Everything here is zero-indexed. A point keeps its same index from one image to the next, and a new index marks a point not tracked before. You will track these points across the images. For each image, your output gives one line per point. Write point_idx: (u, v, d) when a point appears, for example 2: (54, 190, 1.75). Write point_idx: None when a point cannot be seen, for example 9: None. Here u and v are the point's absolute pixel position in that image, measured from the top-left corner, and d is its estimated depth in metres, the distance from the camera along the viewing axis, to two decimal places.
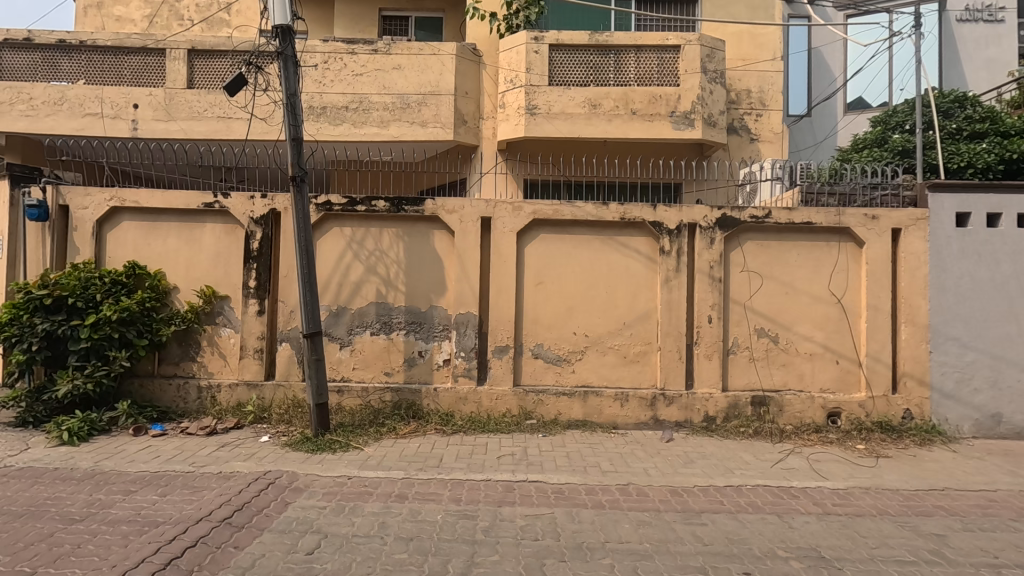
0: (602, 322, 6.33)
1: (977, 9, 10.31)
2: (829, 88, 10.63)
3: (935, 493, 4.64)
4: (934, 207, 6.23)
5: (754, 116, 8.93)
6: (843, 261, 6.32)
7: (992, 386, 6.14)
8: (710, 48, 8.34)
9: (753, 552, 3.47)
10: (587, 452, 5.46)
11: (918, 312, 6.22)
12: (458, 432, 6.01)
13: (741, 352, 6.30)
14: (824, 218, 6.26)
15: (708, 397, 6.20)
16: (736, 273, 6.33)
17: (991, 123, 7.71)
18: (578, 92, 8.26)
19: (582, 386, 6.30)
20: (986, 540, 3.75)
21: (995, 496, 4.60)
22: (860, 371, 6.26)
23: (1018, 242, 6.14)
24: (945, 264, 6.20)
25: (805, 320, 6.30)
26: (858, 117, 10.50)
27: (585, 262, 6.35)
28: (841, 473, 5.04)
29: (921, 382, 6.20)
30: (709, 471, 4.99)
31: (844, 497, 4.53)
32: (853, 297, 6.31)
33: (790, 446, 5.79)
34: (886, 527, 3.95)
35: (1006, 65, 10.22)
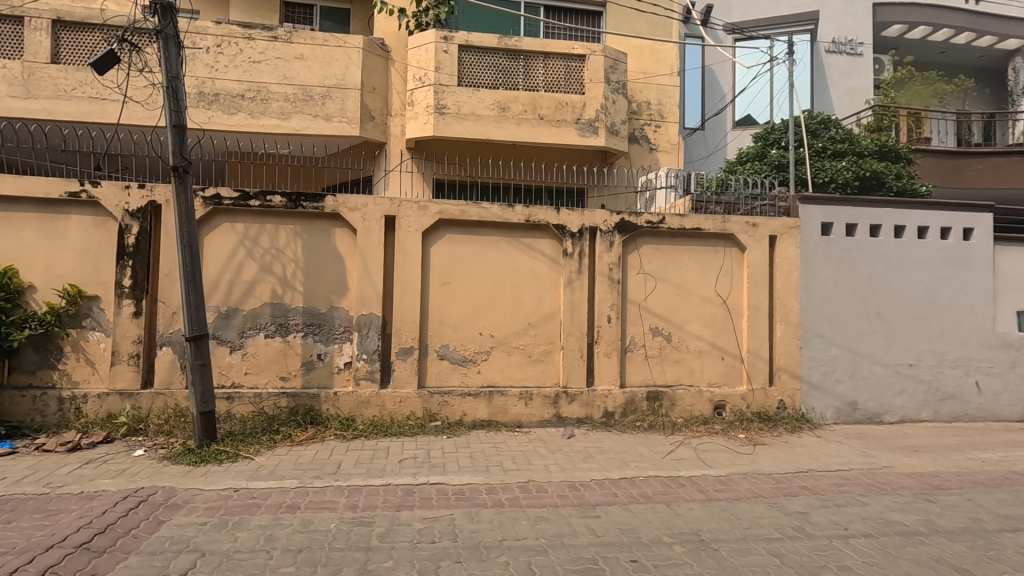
0: (507, 323, 6.41)
1: (841, 42, 11.56)
2: (720, 104, 11.49)
3: (801, 475, 5.15)
4: (804, 217, 6.92)
5: (653, 127, 9.44)
6: (728, 264, 6.85)
7: (850, 377, 6.92)
8: (613, 60, 8.71)
9: (641, 540, 3.65)
10: (491, 451, 5.49)
11: (791, 312, 6.87)
12: (359, 437, 5.82)
13: (637, 350, 6.63)
14: (711, 225, 6.76)
15: (608, 394, 6.47)
16: (634, 275, 6.66)
17: (850, 144, 8.66)
18: (487, 94, 8.32)
19: (488, 386, 6.34)
20: (840, 515, 4.21)
21: (849, 475, 5.18)
22: (742, 366, 6.81)
23: (869, 249, 6.99)
24: (813, 269, 6.90)
25: (695, 320, 6.76)
26: (743, 133, 11.36)
27: (490, 262, 6.39)
28: (723, 461, 5.46)
29: (793, 375, 6.84)
30: (606, 464, 5.21)
31: (725, 483, 4.91)
32: (736, 298, 6.86)
33: (680, 437, 6.18)
34: (759, 508, 4.32)
35: (865, 94, 11.55)
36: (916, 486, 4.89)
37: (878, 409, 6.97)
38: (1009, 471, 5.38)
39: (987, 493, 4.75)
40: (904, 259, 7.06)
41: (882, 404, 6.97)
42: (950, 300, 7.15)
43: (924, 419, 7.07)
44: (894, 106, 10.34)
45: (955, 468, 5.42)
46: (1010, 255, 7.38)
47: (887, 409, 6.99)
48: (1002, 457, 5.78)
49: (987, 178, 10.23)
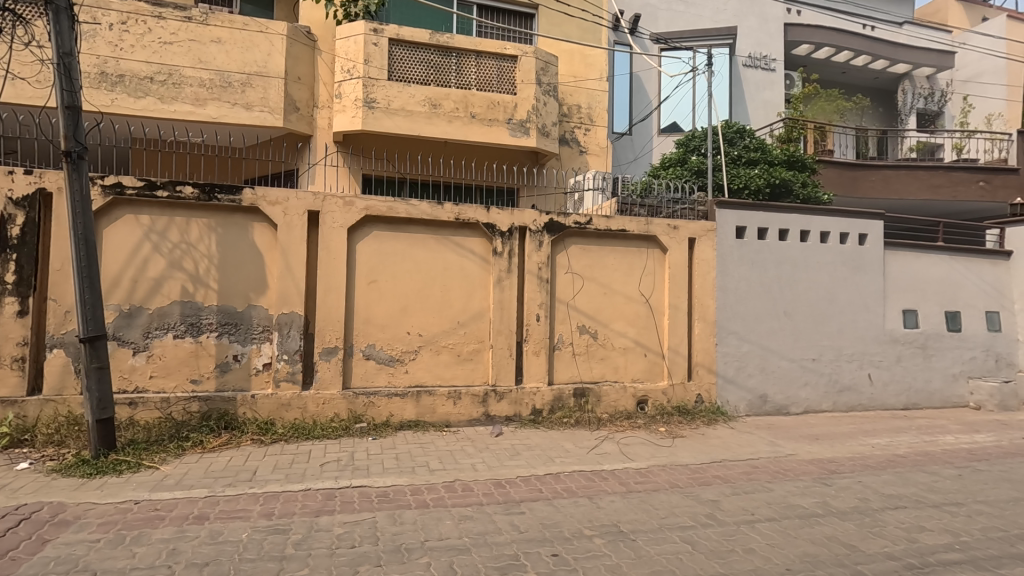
0: (435, 321, 6.34)
1: (757, 57, 12.31)
2: (646, 109, 11.93)
3: (715, 465, 5.44)
4: (720, 221, 7.31)
5: (583, 130, 9.66)
6: (651, 265, 7.12)
7: (760, 371, 7.38)
8: (544, 62, 8.82)
9: (562, 534, 3.72)
10: (417, 452, 5.42)
11: (708, 310, 7.24)
12: (278, 442, 5.56)
13: (565, 348, 6.76)
14: (635, 226, 7.01)
15: (536, 391, 6.55)
16: (561, 274, 6.78)
17: (762, 153, 9.21)
18: (418, 90, 8.20)
19: (416, 386, 6.25)
20: (747, 501, 4.48)
21: (757, 463, 5.53)
22: (663, 362, 7.11)
23: (777, 252, 7.49)
24: (728, 270, 7.31)
25: (620, 318, 6.98)
26: (667, 139, 11.97)
27: (419, 260, 6.30)
28: (644, 454, 5.67)
29: (709, 370, 7.21)
30: (532, 461, 5.28)
31: (644, 475, 5.10)
32: (658, 297, 7.15)
33: (605, 432, 6.36)
34: (675, 498, 4.52)
35: (776, 107, 12.39)
36: (815, 471, 5.29)
37: (785, 401, 7.48)
38: (894, 454, 5.94)
39: (875, 475, 5.21)
40: (808, 262, 7.62)
41: (789, 396, 7.49)
42: (848, 300, 7.79)
43: (825, 409, 7.66)
44: (802, 120, 11.14)
45: (849, 454, 5.92)
46: (898, 259, 8.15)
47: (792, 401, 7.52)
48: (889, 442, 6.37)
49: (879, 188, 11.23)
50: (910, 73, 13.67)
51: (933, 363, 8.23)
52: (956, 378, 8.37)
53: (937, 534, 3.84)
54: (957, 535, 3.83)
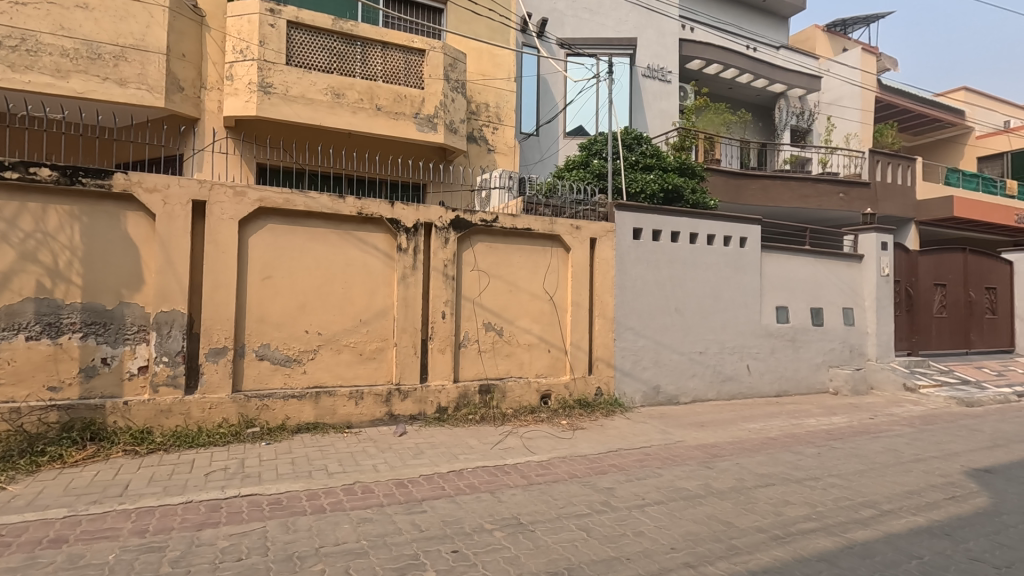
0: (336, 319, 6.11)
1: (654, 69, 13.05)
2: (552, 112, 12.25)
3: (611, 454, 5.73)
4: (619, 222, 7.69)
5: (491, 129, 9.73)
6: (554, 263, 7.34)
7: (654, 364, 7.87)
8: (452, 58, 8.77)
9: (464, 529, 3.74)
10: (315, 455, 5.19)
11: (607, 307, 7.59)
12: (155, 452, 5.08)
13: (470, 345, 6.79)
14: (540, 226, 7.18)
15: (441, 388, 6.50)
16: (468, 272, 6.80)
17: (657, 159, 9.78)
18: (319, 77, 7.83)
19: (315, 386, 5.98)
20: (639, 487, 4.75)
21: (649, 451, 5.89)
22: (565, 357, 7.36)
23: (669, 252, 8.02)
24: (626, 269, 7.70)
25: (525, 315, 7.13)
26: (572, 142, 12.36)
27: (319, 256, 6.04)
28: (546, 447, 5.84)
29: (608, 364, 7.56)
30: (436, 459, 5.26)
31: (545, 467, 5.26)
32: (562, 295, 7.39)
33: (509, 427, 6.48)
34: (573, 487, 4.70)
35: (672, 117, 13.21)
36: (699, 456, 5.73)
37: (676, 391, 8.03)
38: (766, 437, 6.57)
39: (750, 457, 5.73)
40: (696, 262, 8.23)
41: (679, 387, 8.05)
42: (730, 297, 8.50)
43: (710, 398, 8.31)
44: (693, 130, 11.99)
45: (729, 438, 6.47)
46: (772, 260, 9.02)
47: (682, 391, 8.08)
48: (762, 426, 7.04)
49: (759, 196, 12.34)
50: (785, 93, 15.14)
51: (801, 354, 9.21)
52: (819, 367, 9.41)
53: (798, 507, 4.30)
54: (814, 506, 4.32)
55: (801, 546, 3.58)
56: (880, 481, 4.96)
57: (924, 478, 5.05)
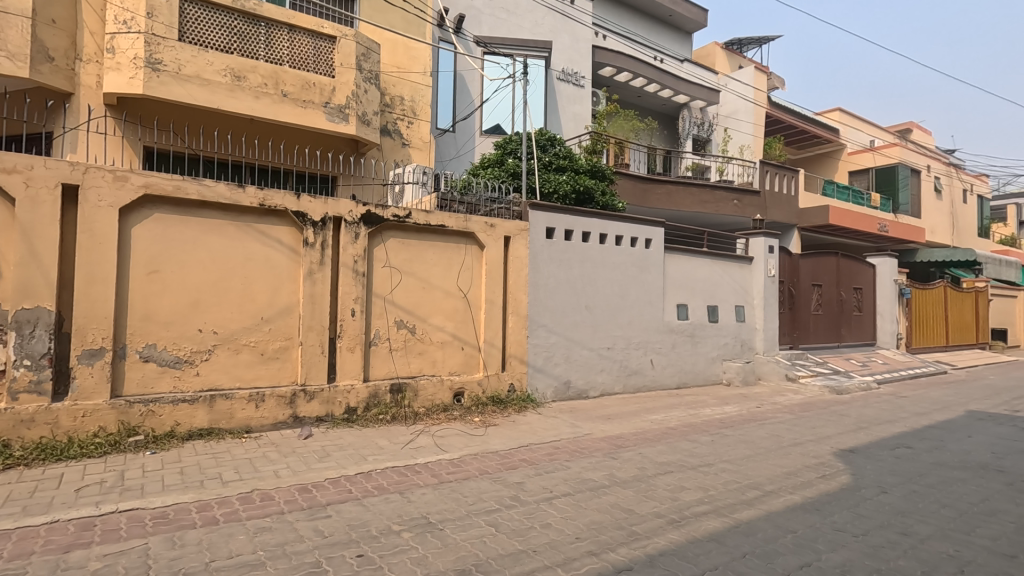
0: (234, 318, 5.73)
1: (569, 73, 13.41)
2: (469, 109, 12.22)
3: (522, 449, 5.83)
4: (532, 222, 7.83)
5: (405, 123, 9.54)
6: (468, 261, 7.34)
7: (565, 359, 8.10)
8: (365, 48, 8.49)
9: (370, 533, 3.64)
10: (208, 463, 4.83)
11: (521, 305, 7.70)
12: (14, 467, 4.48)
13: (382, 343, 6.62)
14: (454, 223, 7.14)
15: (350, 388, 6.29)
16: (379, 268, 6.62)
17: (570, 161, 10.04)
18: (217, 57, 7.28)
19: (209, 389, 5.56)
20: (548, 480, 4.87)
21: (559, 444, 6.05)
22: (479, 355, 7.38)
23: (580, 251, 8.29)
24: (539, 267, 7.86)
25: (438, 312, 7.07)
26: (488, 140, 12.40)
27: (215, 249, 5.62)
28: (458, 444, 5.84)
29: (521, 360, 7.68)
30: (343, 461, 5.08)
31: (456, 464, 5.25)
32: (475, 292, 7.41)
33: (421, 426, 6.39)
34: (484, 484, 4.73)
35: (585, 120, 13.63)
36: (605, 447, 5.97)
37: (585, 385, 8.32)
38: (667, 427, 6.98)
39: (651, 446, 6.06)
40: (605, 262, 8.56)
41: (588, 381, 8.34)
42: (636, 296, 8.93)
43: (617, 391, 8.69)
44: (605, 135, 12.46)
45: (633, 429, 6.80)
46: (674, 261, 9.59)
47: (591, 385, 8.38)
48: (663, 417, 7.47)
49: (664, 200, 13.05)
50: (688, 104, 16.12)
51: (699, 348, 9.86)
52: (714, 360, 10.13)
53: (692, 491, 4.61)
54: (707, 490, 4.64)
55: (693, 528, 3.84)
56: (764, 464, 5.43)
57: (801, 460, 5.60)
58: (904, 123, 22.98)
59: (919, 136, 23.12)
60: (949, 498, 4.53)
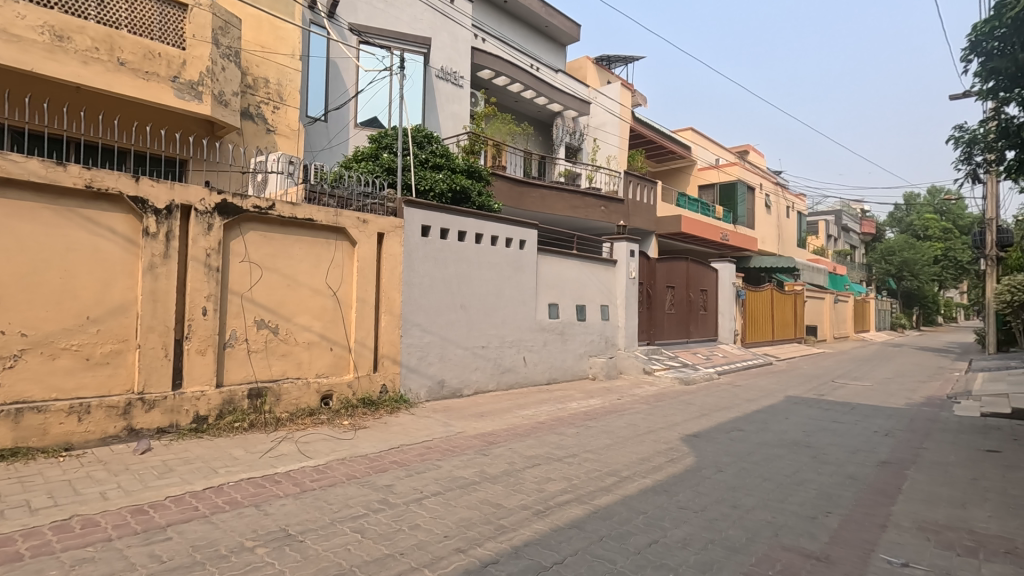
0: (50, 317, 4.91)
1: (448, 71, 13.36)
2: (342, 98, 11.68)
3: (392, 451, 5.69)
4: (407, 219, 7.70)
5: (270, 107, 8.87)
6: (338, 257, 7.01)
7: (439, 359, 8.08)
8: (223, 21, 7.75)
9: (218, 552, 3.33)
10: (12, 489, 4.08)
11: (394, 303, 7.53)
12: None
13: (239, 345, 6.09)
14: (323, 217, 6.78)
15: (199, 395, 5.69)
16: (236, 263, 6.08)
17: (447, 159, 10.00)
18: (32, 11, 6.18)
19: (16, 402, 4.70)
20: (418, 481, 4.81)
21: (431, 444, 6.01)
22: (349, 355, 7.08)
23: (456, 251, 8.32)
24: (413, 266, 7.75)
25: (304, 311, 6.67)
26: (362, 132, 11.93)
27: (24, 237, 4.78)
28: (323, 450, 5.55)
29: (394, 361, 7.50)
30: (189, 476, 4.59)
31: (321, 471, 4.99)
32: (346, 290, 7.10)
33: (283, 433, 5.98)
34: (351, 489, 4.55)
35: (463, 120, 13.67)
36: (476, 444, 6.05)
37: (459, 384, 8.36)
38: (536, 422, 7.25)
39: (521, 441, 6.26)
40: (480, 262, 8.69)
41: (462, 380, 8.40)
42: (510, 295, 9.19)
43: (490, 388, 8.84)
44: (483, 136, 12.62)
45: (504, 425, 6.97)
46: (546, 263, 10.01)
47: (465, 383, 8.45)
48: (534, 412, 7.75)
49: (538, 204, 13.52)
50: (561, 113, 16.89)
51: (568, 345, 10.39)
52: (582, 357, 10.73)
53: (557, 482, 4.84)
54: (570, 480, 4.91)
55: (556, 517, 4.03)
56: (622, 452, 5.86)
57: (653, 447, 6.13)
58: (743, 146, 26.15)
59: (754, 157, 26.48)
60: (770, 472, 5.24)
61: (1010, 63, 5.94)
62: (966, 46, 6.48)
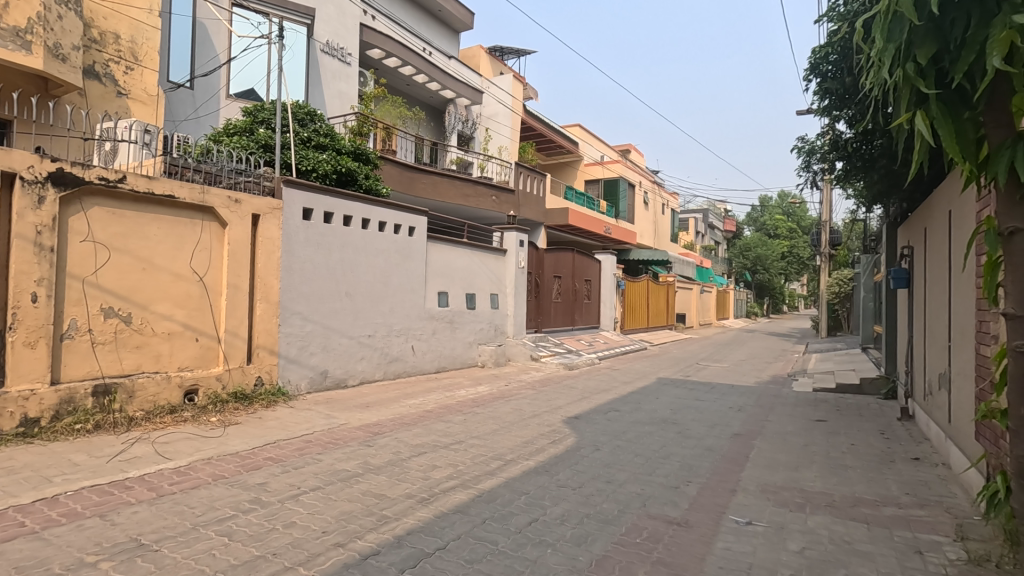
0: None
1: (334, 46, 12.64)
2: (211, 65, 10.61)
3: (267, 447, 5.34)
4: (286, 200, 7.21)
5: (121, 67, 7.82)
6: (205, 240, 6.39)
7: (322, 349, 7.70)
8: None
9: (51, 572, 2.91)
10: None
11: (271, 290, 7.04)
12: None
13: (80, 337, 5.34)
14: (187, 193, 6.13)
15: (28, 395, 4.90)
16: (77, 243, 5.31)
17: (331, 139, 9.48)
18: None
19: None
20: (296, 476, 4.57)
21: (311, 438, 5.73)
22: (218, 347, 6.50)
23: (341, 236, 7.97)
24: (293, 250, 7.29)
25: (164, 298, 6.01)
26: (235, 104, 10.94)
27: None
28: (186, 450, 5.06)
29: (271, 352, 7.03)
30: (14, 488, 3.95)
31: (183, 473, 4.54)
32: (214, 276, 6.49)
33: (138, 433, 5.35)
34: (217, 490, 4.20)
35: (351, 100, 13.03)
36: (360, 436, 5.87)
37: (343, 374, 8.04)
38: (423, 410, 7.20)
39: (407, 430, 6.18)
40: (367, 248, 8.40)
41: (347, 370, 8.09)
42: (399, 283, 9.00)
43: (377, 378, 8.61)
44: (371, 118, 12.14)
45: (390, 415, 6.83)
46: (436, 250, 9.92)
47: (349, 374, 8.15)
48: (421, 401, 7.68)
49: (429, 190, 13.32)
50: (454, 100, 16.75)
51: (457, 333, 10.41)
52: (471, 345, 10.80)
53: (443, 469, 4.85)
54: (456, 466, 4.94)
55: (440, 503, 4.04)
56: (507, 437, 6.01)
57: (537, 430, 6.36)
58: (625, 145, 27.70)
59: (635, 157, 28.19)
60: (641, 448, 5.65)
61: (839, 85, 6.89)
62: (808, 67, 7.39)
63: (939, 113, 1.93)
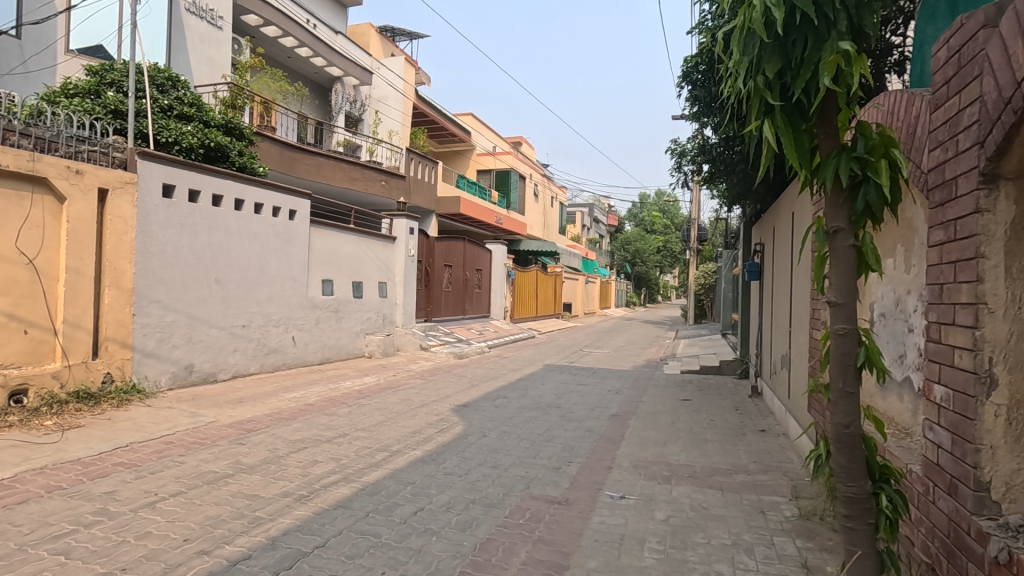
0: None
1: (202, 7, 11.38)
2: (43, 12, 9.08)
3: (117, 451, 4.74)
4: (142, 174, 6.42)
5: None
6: (36, 216, 5.49)
7: (186, 341, 7.00)
8: None
9: None
10: None
11: (123, 276, 6.24)
12: None
13: None
14: (12, 160, 5.22)
15: None
16: None
17: (198, 110, 8.57)
18: None
19: None
20: (152, 482, 4.12)
21: (172, 438, 5.19)
22: (55, 340, 5.64)
23: (209, 217, 7.27)
24: (150, 231, 6.52)
25: None
26: (76, 60, 9.51)
27: None
28: (11, 460, 4.35)
29: (122, 345, 6.24)
30: None
31: (7, 486, 3.90)
32: (48, 258, 5.61)
33: None
34: (52, 503, 3.66)
35: (222, 69, 11.87)
36: (231, 434, 5.43)
37: (212, 368, 7.38)
38: (304, 404, 6.83)
39: (286, 425, 5.83)
40: (241, 231, 7.76)
41: (216, 363, 7.44)
42: (277, 270, 8.42)
43: (252, 372, 8.01)
44: (247, 90, 11.16)
45: (267, 411, 6.39)
46: (320, 236, 9.42)
47: (220, 367, 7.50)
48: (302, 395, 7.27)
49: (313, 172, 12.57)
50: (341, 79, 15.94)
51: (343, 323, 9.98)
52: (357, 335, 10.42)
53: (324, 464, 4.64)
54: (339, 460, 4.75)
55: (320, 500, 3.86)
56: (394, 428, 5.89)
57: (425, 419, 6.30)
58: (517, 137, 28.13)
59: (527, 149, 28.77)
60: (526, 432, 5.83)
61: (706, 93, 7.55)
62: (681, 75, 8.00)
63: (783, 123, 2.16)
